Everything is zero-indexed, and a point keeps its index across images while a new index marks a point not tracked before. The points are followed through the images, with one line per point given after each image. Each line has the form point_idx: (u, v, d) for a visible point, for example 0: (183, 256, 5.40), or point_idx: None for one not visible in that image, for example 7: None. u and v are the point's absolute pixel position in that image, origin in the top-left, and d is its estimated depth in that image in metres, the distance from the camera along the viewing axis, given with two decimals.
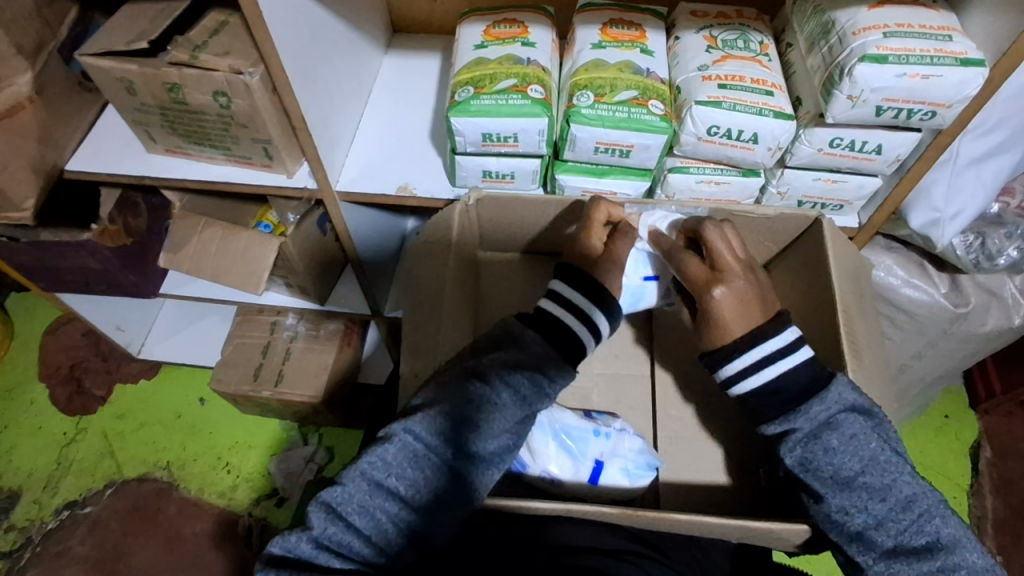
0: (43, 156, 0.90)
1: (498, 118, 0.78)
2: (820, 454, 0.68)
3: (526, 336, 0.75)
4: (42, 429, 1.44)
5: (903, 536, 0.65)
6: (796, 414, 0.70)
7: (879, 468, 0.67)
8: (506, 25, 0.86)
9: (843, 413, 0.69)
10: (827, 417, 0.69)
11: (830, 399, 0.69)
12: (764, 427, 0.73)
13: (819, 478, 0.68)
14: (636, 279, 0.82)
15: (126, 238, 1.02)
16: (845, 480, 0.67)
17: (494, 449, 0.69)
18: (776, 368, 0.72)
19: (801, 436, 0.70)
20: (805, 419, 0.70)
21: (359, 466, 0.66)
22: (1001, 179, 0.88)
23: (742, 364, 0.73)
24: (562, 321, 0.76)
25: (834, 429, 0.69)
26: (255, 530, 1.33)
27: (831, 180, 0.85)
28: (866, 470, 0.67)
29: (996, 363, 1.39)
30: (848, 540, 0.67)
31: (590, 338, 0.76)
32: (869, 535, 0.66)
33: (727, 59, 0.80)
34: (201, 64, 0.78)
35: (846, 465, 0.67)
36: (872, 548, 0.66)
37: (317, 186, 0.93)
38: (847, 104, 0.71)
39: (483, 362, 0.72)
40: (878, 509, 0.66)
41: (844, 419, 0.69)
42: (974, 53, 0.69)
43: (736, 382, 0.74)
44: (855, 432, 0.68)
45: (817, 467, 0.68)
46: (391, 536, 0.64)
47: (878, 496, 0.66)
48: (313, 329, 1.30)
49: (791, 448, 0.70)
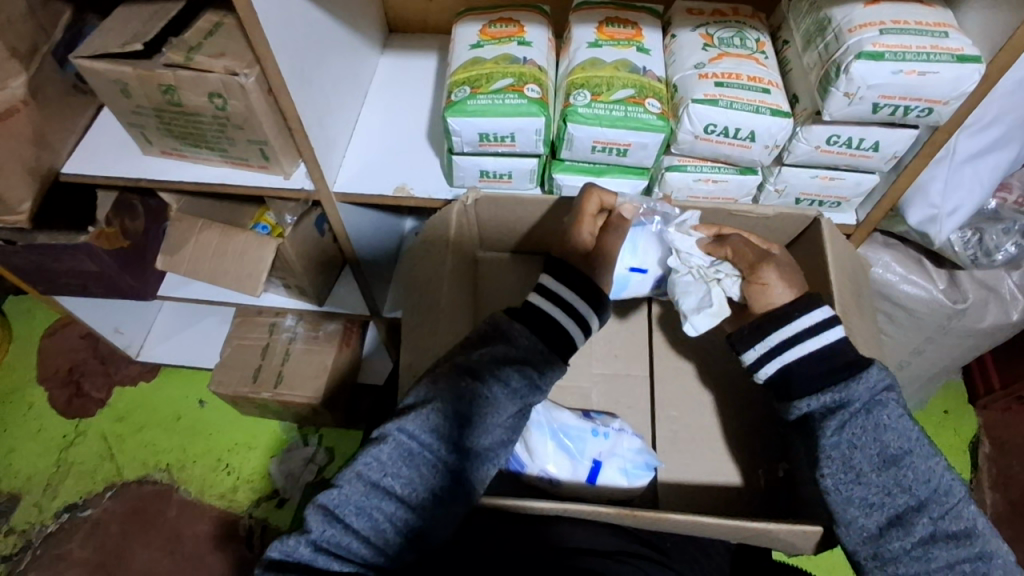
0: (38, 159, 0.89)
1: (495, 118, 0.78)
2: (870, 431, 0.69)
3: (513, 330, 0.75)
4: (40, 432, 1.44)
5: (941, 522, 0.66)
6: (856, 381, 0.70)
7: (924, 450, 0.68)
8: (502, 25, 0.86)
9: (887, 391, 0.70)
10: (875, 395, 0.70)
11: (873, 382, 0.70)
12: (796, 403, 0.72)
13: (866, 456, 0.68)
14: (623, 270, 0.82)
15: (123, 240, 1.02)
16: (893, 458, 0.68)
17: (489, 443, 0.70)
18: (830, 334, 0.72)
19: (855, 407, 0.70)
20: (864, 389, 0.69)
21: (355, 467, 0.66)
22: (998, 174, 0.88)
23: (806, 322, 0.73)
24: (546, 312, 0.76)
25: (883, 407, 0.69)
26: (255, 531, 1.33)
27: (828, 177, 0.85)
28: (913, 451, 0.68)
29: (994, 359, 1.39)
30: (888, 523, 0.67)
31: (579, 334, 0.77)
32: (908, 517, 0.67)
33: (724, 57, 0.80)
34: (195, 65, 0.78)
35: (893, 443, 0.68)
36: (909, 532, 0.66)
37: (313, 187, 0.92)
38: (843, 101, 0.71)
39: (473, 359, 0.72)
40: (921, 491, 0.67)
41: (889, 399, 0.70)
42: (971, 49, 0.69)
43: (788, 346, 0.73)
44: (901, 412, 0.69)
45: (863, 444, 0.68)
46: (390, 536, 0.64)
47: (922, 478, 0.67)
48: (312, 330, 1.30)
49: (840, 423, 0.70)
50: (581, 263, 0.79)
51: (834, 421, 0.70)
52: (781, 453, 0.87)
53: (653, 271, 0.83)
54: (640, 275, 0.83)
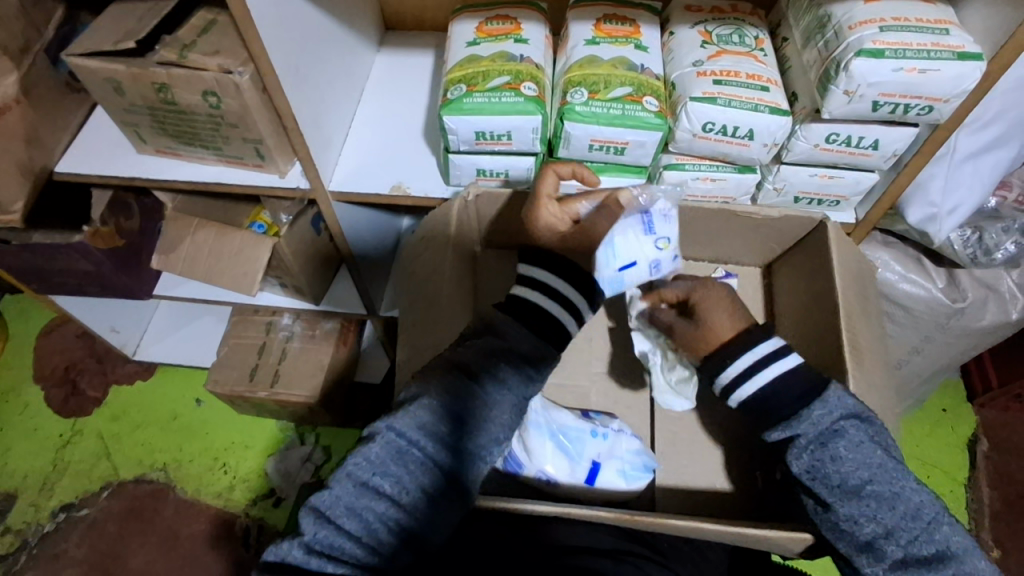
0: (31, 158, 0.89)
1: (491, 116, 0.77)
2: (828, 463, 0.66)
3: (506, 326, 0.75)
4: (36, 432, 1.43)
5: (912, 546, 0.63)
6: (801, 418, 0.68)
7: (888, 476, 0.65)
8: (499, 22, 0.85)
9: (844, 419, 0.68)
10: (832, 424, 0.68)
11: (831, 404, 0.68)
12: (765, 436, 0.71)
13: (826, 486, 0.66)
14: (611, 272, 0.78)
15: (118, 239, 1.01)
16: (854, 488, 0.65)
17: (482, 442, 0.68)
18: (766, 373, 0.71)
19: (808, 440, 0.68)
20: (809, 424, 0.68)
21: (346, 468, 0.65)
22: (998, 174, 0.87)
23: (735, 371, 0.72)
24: (537, 304, 0.77)
25: (839, 437, 0.67)
26: (252, 531, 1.33)
27: (827, 176, 0.84)
28: (874, 479, 0.65)
29: (993, 358, 1.38)
30: (859, 552, 0.65)
31: (568, 317, 0.78)
32: (879, 545, 0.64)
33: (722, 54, 0.79)
34: (189, 63, 0.77)
35: (853, 473, 0.65)
36: (882, 559, 0.64)
37: (310, 186, 0.91)
38: (843, 99, 0.70)
39: (460, 356, 0.72)
40: (889, 518, 0.64)
41: (847, 426, 0.67)
42: (971, 47, 0.68)
43: (736, 387, 0.72)
44: (861, 439, 0.66)
45: (825, 475, 0.66)
46: (382, 536, 0.63)
47: (888, 505, 0.64)
48: (309, 329, 1.30)
49: (796, 455, 0.68)
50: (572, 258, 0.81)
51: (789, 455, 0.68)
52: None
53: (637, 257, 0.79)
54: (632, 270, 0.79)
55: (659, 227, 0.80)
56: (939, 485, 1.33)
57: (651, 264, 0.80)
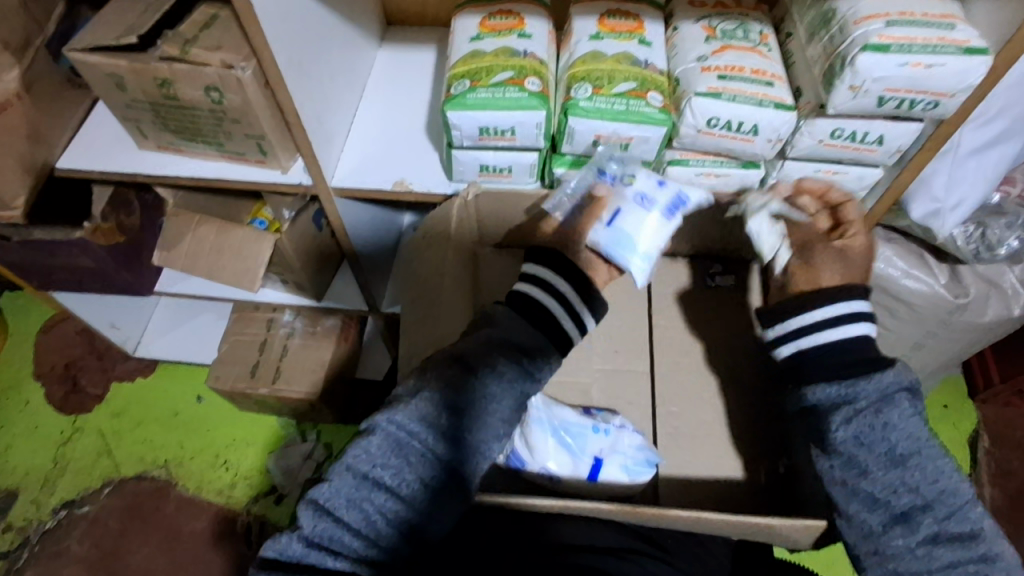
0: (32, 154, 0.88)
1: (495, 111, 0.77)
2: (878, 429, 0.68)
3: (502, 315, 0.75)
4: (37, 429, 1.43)
5: (947, 522, 0.65)
6: (868, 379, 0.70)
7: (931, 451, 0.67)
8: (502, 17, 0.84)
9: (902, 391, 0.69)
10: (888, 394, 0.69)
11: (897, 375, 0.70)
12: (806, 391, 0.73)
13: (872, 453, 0.68)
14: (604, 233, 0.79)
15: (119, 236, 1.00)
16: (901, 457, 0.67)
17: (483, 435, 0.68)
18: (854, 328, 0.73)
19: (863, 404, 0.69)
20: (872, 387, 0.69)
21: (344, 461, 0.65)
22: (1001, 168, 0.87)
23: (825, 314, 0.74)
24: (539, 302, 0.76)
25: (892, 406, 0.68)
26: (254, 527, 1.33)
27: (831, 171, 0.84)
28: (920, 451, 0.67)
29: (993, 353, 1.39)
30: (893, 522, 0.66)
31: (566, 319, 0.76)
32: (914, 516, 0.65)
33: (727, 50, 0.78)
34: (191, 58, 0.77)
35: (902, 442, 0.67)
36: (915, 531, 0.65)
37: (311, 182, 0.91)
38: (848, 94, 0.70)
39: (467, 346, 0.71)
40: (929, 492, 0.65)
41: (900, 398, 0.69)
42: (977, 41, 0.68)
43: (810, 331, 0.74)
44: (912, 411, 0.68)
45: (872, 443, 0.68)
46: (381, 528, 0.63)
47: (931, 477, 0.66)
48: (310, 326, 1.29)
49: (846, 419, 0.69)
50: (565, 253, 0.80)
51: (840, 416, 0.70)
52: (782, 450, 0.86)
53: (620, 203, 0.80)
54: (620, 218, 0.79)
55: (615, 170, 0.81)
56: None
57: (634, 197, 0.79)
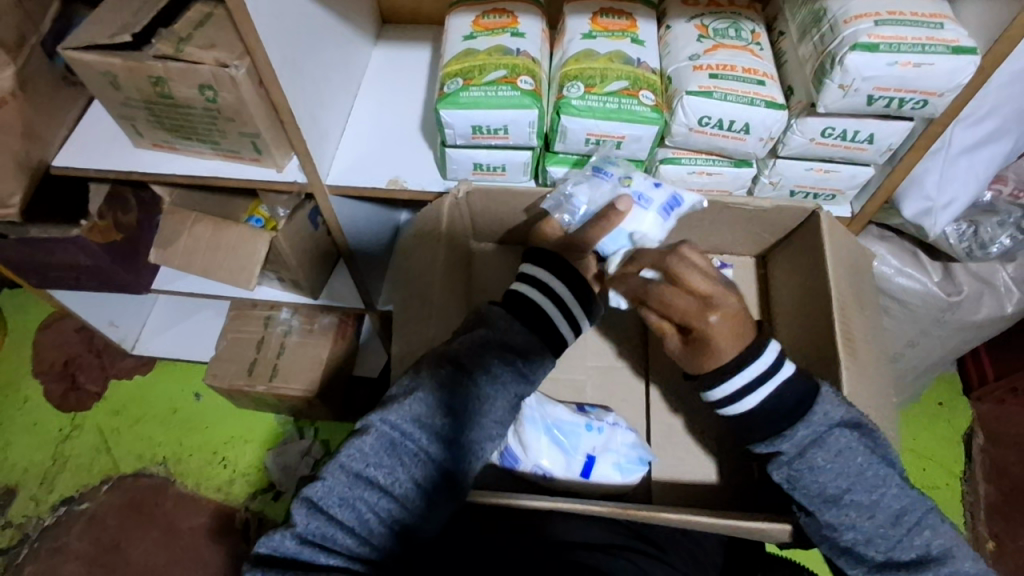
0: (28, 152, 0.89)
1: (488, 110, 0.78)
2: (806, 474, 0.67)
3: (493, 315, 0.75)
4: (36, 426, 1.44)
5: (893, 551, 0.65)
6: (782, 438, 0.68)
7: (867, 483, 0.66)
8: (495, 15, 0.85)
9: (832, 430, 0.67)
10: (816, 435, 0.67)
11: (817, 421, 0.67)
12: (753, 446, 0.71)
13: (807, 496, 0.67)
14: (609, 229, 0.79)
15: (115, 234, 1.01)
16: (833, 497, 0.66)
17: (476, 437, 0.68)
18: (765, 392, 0.68)
19: (788, 455, 0.68)
20: (791, 442, 0.67)
21: (338, 459, 0.65)
22: (993, 166, 0.88)
23: (729, 388, 0.69)
24: (539, 304, 0.76)
25: (819, 447, 0.67)
26: (252, 523, 1.34)
27: (823, 170, 0.84)
28: (854, 487, 0.66)
29: (988, 351, 1.39)
30: (840, 553, 0.67)
31: (562, 320, 0.77)
32: (858, 550, 0.66)
33: (719, 48, 0.79)
34: (185, 56, 0.77)
35: (833, 482, 0.66)
36: (861, 561, 0.66)
37: (306, 180, 0.92)
38: (838, 93, 0.71)
39: (454, 347, 0.72)
40: (868, 526, 0.65)
41: (830, 437, 0.67)
42: (966, 40, 0.68)
43: (728, 403, 0.70)
44: (841, 448, 0.66)
45: (804, 486, 0.67)
46: (374, 526, 0.63)
47: (868, 513, 0.65)
48: (306, 324, 1.28)
49: (777, 467, 0.68)
50: (567, 255, 0.79)
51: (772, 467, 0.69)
52: None
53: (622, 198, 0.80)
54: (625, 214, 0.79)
55: (614, 166, 0.81)
56: (934, 477, 1.34)
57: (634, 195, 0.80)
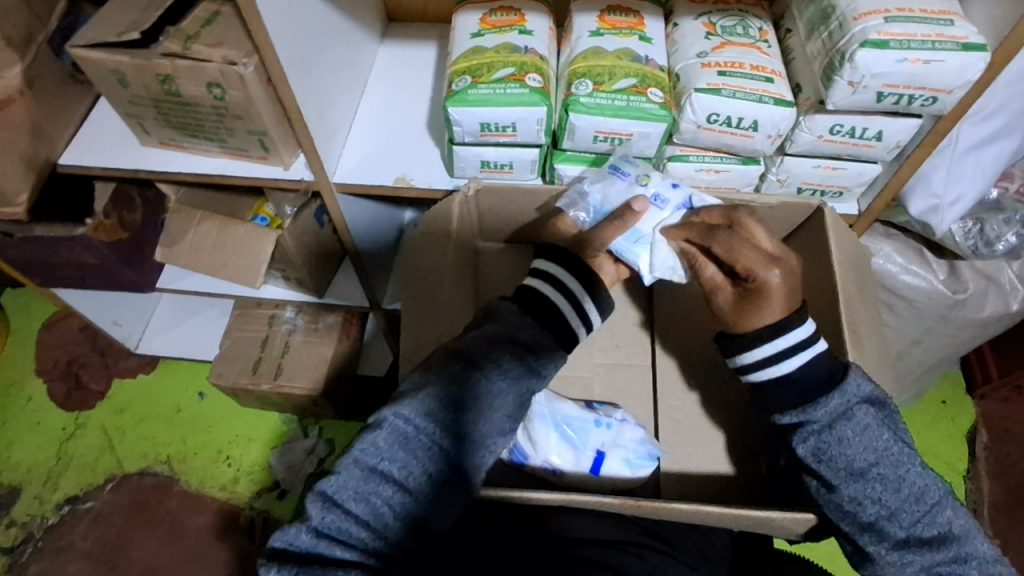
0: (35, 150, 0.89)
1: (497, 107, 0.78)
2: (834, 445, 0.67)
3: (504, 309, 0.76)
4: (39, 425, 1.44)
5: (915, 528, 0.65)
6: (815, 406, 0.68)
7: (892, 460, 0.66)
8: (503, 13, 0.85)
9: (858, 404, 0.68)
10: (844, 408, 0.68)
11: (849, 391, 0.68)
12: (775, 417, 0.72)
13: (832, 469, 0.67)
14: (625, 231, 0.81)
15: (121, 233, 1.01)
16: (860, 471, 0.66)
17: (487, 431, 0.68)
18: (793, 362, 0.71)
19: (817, 427, 0.68)
20: (823, 411, 0.68)
21: (352, 454, 0.65)
22: (1000, 164, 0.88)
23: (762, 353, 0.72)
24: (549, 298, 0.77)
25: (847, 420, 0.67)
26: (257, 522, 1.34)
27: (831, 167, 0.84)
28: (880, 462, 0.66)
29: (992, 350, 1.39)
30: (861, 530, 0.67)
31: (572, 315, 0.78)
32: (881, 526, 0.66)
33: (726, 46, 0.79)
34: (193, 54, 0.77)
35: (860, 456, 0.66)
36: (884, 538, 0.66)
37: (313, 178, 0.92)
38: (847, 90, 0.71)
39: (466, 342, 0.72)
40: (892, 501, 0.66)
41: (858, 410, 0.68)
42: (975, 37, 0.68)
43: (755, 368, 0.73)
44: (868, 423, 0.67)
45: (830, 458, 0.67)
46: (388, 519, 0.63)
47: (893, 488, 0.66)
48: (311, 322, 1.30)
49: (802, 440, 0.69)
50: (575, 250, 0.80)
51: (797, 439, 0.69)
52: None
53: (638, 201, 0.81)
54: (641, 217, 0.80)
55: (630, 167, 0.83)
56: (938, 475, 1.34)
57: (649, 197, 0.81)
